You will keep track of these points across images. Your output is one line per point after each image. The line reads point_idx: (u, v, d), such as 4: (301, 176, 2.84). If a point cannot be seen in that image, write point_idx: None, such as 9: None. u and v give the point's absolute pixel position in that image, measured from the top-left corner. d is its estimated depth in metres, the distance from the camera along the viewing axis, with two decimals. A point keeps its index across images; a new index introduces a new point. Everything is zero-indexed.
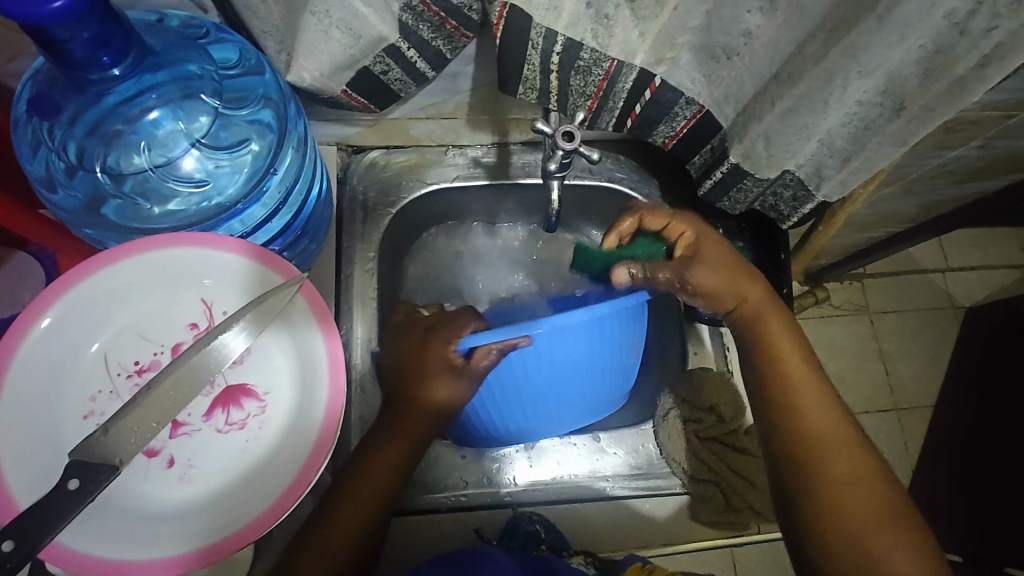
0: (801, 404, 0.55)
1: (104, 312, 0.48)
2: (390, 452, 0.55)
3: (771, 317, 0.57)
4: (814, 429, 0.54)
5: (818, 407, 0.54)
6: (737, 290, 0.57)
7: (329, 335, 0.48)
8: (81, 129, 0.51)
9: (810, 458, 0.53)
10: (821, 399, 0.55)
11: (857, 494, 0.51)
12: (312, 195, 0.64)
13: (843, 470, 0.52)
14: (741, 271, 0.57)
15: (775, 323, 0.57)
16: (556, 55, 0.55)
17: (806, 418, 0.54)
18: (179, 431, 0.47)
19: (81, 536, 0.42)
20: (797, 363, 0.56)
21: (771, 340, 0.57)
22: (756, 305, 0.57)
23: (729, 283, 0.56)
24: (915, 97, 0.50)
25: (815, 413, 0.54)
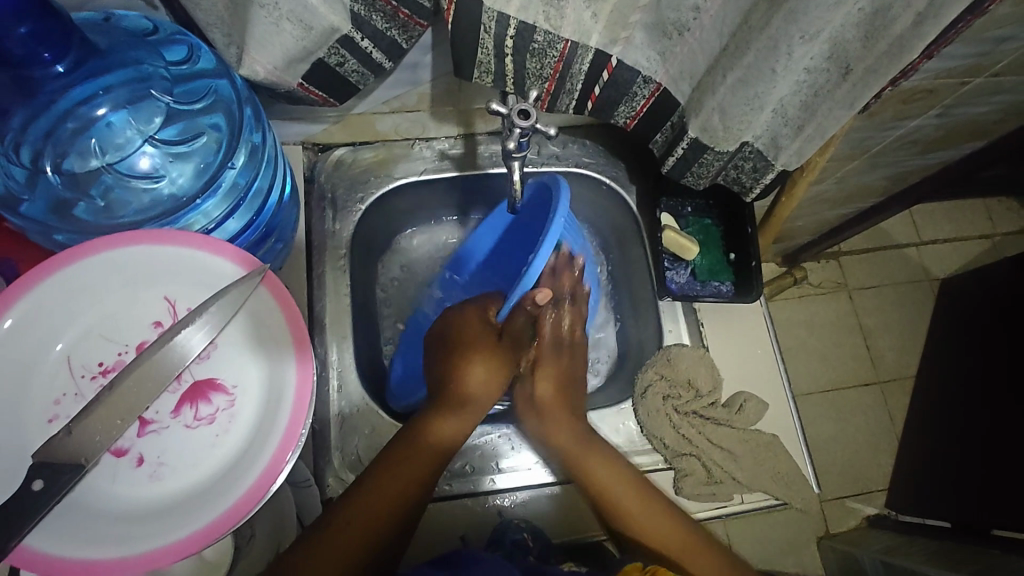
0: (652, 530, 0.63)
1: (64, 314, 0.47)
2: (409, 452, 0.62)
3: (590, 453, 0.67)
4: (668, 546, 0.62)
5: (646, 514, 0.64)
6: (547, 418, 0.70)
7: (294, 323, 0.49)
8: (32, 134, 0.51)
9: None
10: (643, 502, 0.64)
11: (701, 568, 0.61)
12: (270, 200, 0.63)
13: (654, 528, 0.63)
14: (561, 402, 0.71)
15: (600, 465, 0.66)
16: (510, 38, 0.56)
17: (626, 505, 0.64)
18: (148, 428, 0.47)
19: (48, 537, 0.41)
20: (614, 479, 0.66)
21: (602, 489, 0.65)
22: (565, 437, 0.68)
23: (547, 415, 0.70)
24: (859, 59, 0.51)
25: (653, 531, 0.63)
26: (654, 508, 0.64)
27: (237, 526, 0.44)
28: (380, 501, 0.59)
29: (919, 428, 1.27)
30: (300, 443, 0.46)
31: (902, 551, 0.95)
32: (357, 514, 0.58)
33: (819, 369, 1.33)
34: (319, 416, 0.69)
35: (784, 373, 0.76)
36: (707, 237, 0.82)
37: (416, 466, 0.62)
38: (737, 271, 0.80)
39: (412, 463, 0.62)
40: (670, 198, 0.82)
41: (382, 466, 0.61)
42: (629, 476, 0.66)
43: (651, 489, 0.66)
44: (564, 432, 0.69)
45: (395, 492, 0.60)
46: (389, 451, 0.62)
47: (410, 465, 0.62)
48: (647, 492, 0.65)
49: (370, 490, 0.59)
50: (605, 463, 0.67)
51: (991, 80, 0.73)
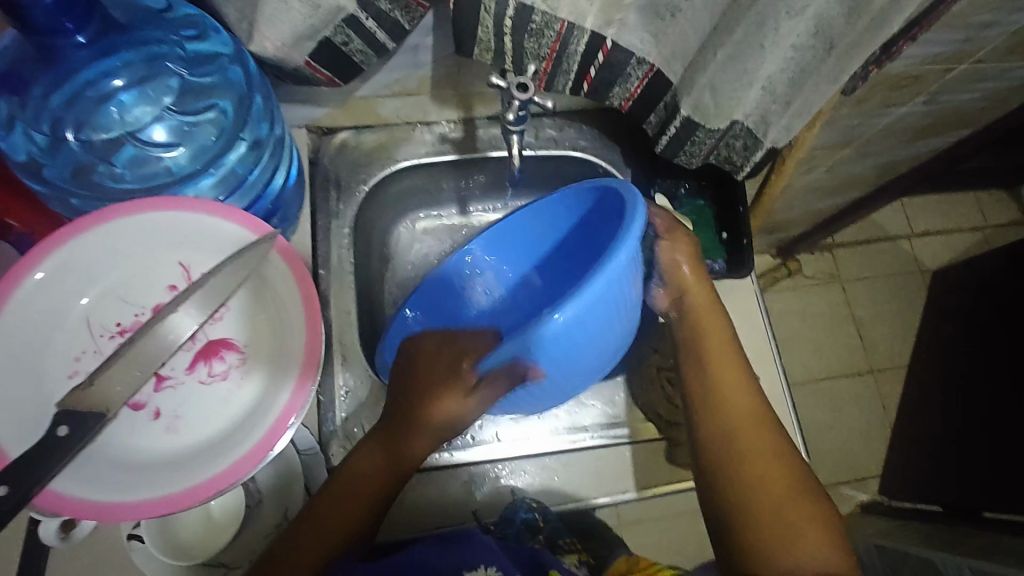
0: (731, 401, 0.62)
1: (84, 275, 0.49)
2: (372, 466, 0.60)
3: (711, 317, 0.65)
4: (740, 421, 0.61)
5: (740, 391, 0.62)
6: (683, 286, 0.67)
7: (305, 291, 0.51)
8: (53, 103, 0.55)
9: (733, 439, 0.60)
10: (745, 384, 0.63)
11: (766, 462, 0.59)
12: (274, 183, 0.66)
13: (739, 405, 0.61)
14: (695, 270, 0.67)
15: (714, 326, 0.65)
16: (509, 18, 0.58)
17: (725, 379, 0.63)
18: (164, 384, 0.49)
19: (73, 481, 0.43)
20: (722, 349, 0.64)
21: (708, 338, 0.65)
22: (698, 302, 0.66)
23: (682, 289, 0.67)
24: (842, 34, 0.54)
25: (736, 405, 0.61)
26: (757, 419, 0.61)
27: (251, 474, 0.46)
28: (346, 504, 0.59)
29: (910, 413, 1.30)
30: (310, 397, 0.49)
31: (896, 535, 0.98)
32: (328, 513, 0.58)
33: (813, 358, 1.36)
34: (325, 388, 0.71)
35: (778, 357, 0.78)
36: (701, 218, 0.84)
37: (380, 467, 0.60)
38: (728, 249, 0.82)
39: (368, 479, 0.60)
40: (664, 180, 0.85)
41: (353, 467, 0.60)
42: (732, 348, 0.65)
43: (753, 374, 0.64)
44: (703, 313, 0.66)
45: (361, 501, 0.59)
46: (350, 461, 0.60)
47: (364, 482, 0.60)
48: (749, 375, 0.63)
49: (334, 495, 0.59)
50: (719, 328, 0.65)
51: (974, 66, 0.76)
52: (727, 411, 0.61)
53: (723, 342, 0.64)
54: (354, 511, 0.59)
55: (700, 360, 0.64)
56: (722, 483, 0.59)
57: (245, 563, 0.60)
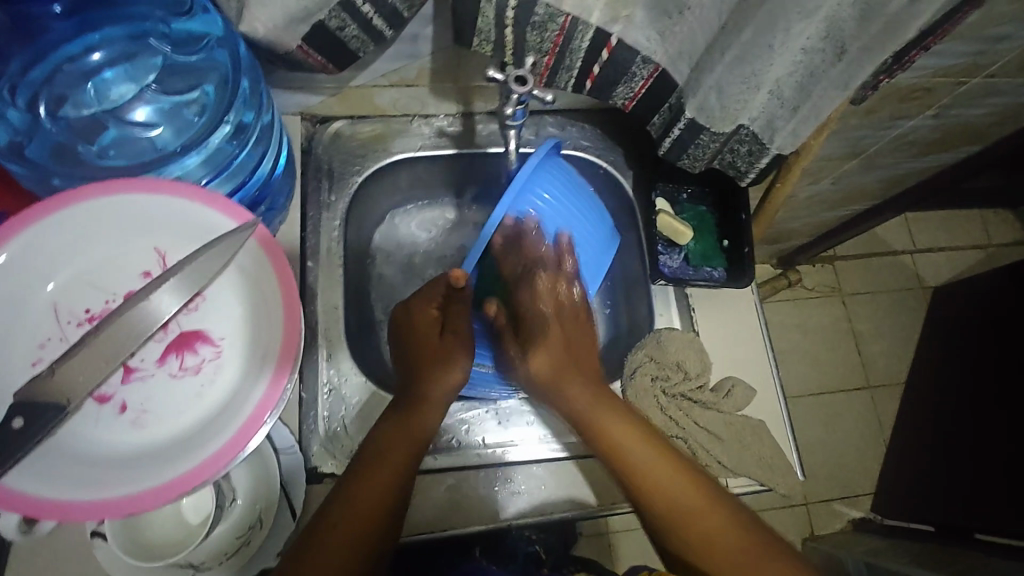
0: (668, 493, 0.59)
1: (52, 257, 0.47)
2: (374, 474, 0.57)
3: (606, 413, 0.63)
4: (676, 510, 0.58)
5: (670, 478, 0.59)
6: (564, 386, 0.64)
7: (285, 282, 0.49)
8: (31, 77, 0.54)
9: (680, 533, 0.58)
10: (672, 471, 0.60)
11: (721, 539, 0.57)
12: (262, 169, 0.63)
13: (676, 492, 0.59)
14: (567, 365, 0.64)
15: (632, 443, 0.61)
16: (511, 9, 0.56)
17: (647, 472, 0.60)
18: (132, 376, 0.47)
19: (30, 476, 0.41)
20: (635, 437, 0.62)
21: (614, 440, 0.62)
22: (580, 401, 0.64)
23: (563, 383, 0.64)
24: (855, 39, 0.52)
25: (668, 489, 0.59)
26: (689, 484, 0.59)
27: (220, 474, 0.44)
28: (350, 511, 0.55)
29: (904, 432, 1.28)
30: (285, 399, 0.46)
31: (884, 557, 0.96)
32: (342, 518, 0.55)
33: (810, 372, 1.34)
34: (307, 384, 0.69)
35: (776, 369, 0.76)
36: (702, 224, 0.82)
37: (390, 462, 0.58)
38: (730, 257, 0.80)
39: (377, 476, 0.57)
40: (666, 184, 0.82)
41: (352, 475, 0.58)
42: (647, 437, 0.62)
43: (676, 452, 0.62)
44: (597, 411, 0.63)
45: (374, 503, 0.56)
46: (348, 477, 0.58)
47: (371, 488, 0.56)
48: (674, 457, 0.61)
49: (344, 505, 0.56)
50: (623, 418, 0.63)
51: (988, 80, 0.73)
52: (689, 533, 0.58)
53: (651, 456, 0.60)
54: (369, 516, 0.55)
55: (642, 496, 0.60)
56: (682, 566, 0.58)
57: (217, 566, 0.57)
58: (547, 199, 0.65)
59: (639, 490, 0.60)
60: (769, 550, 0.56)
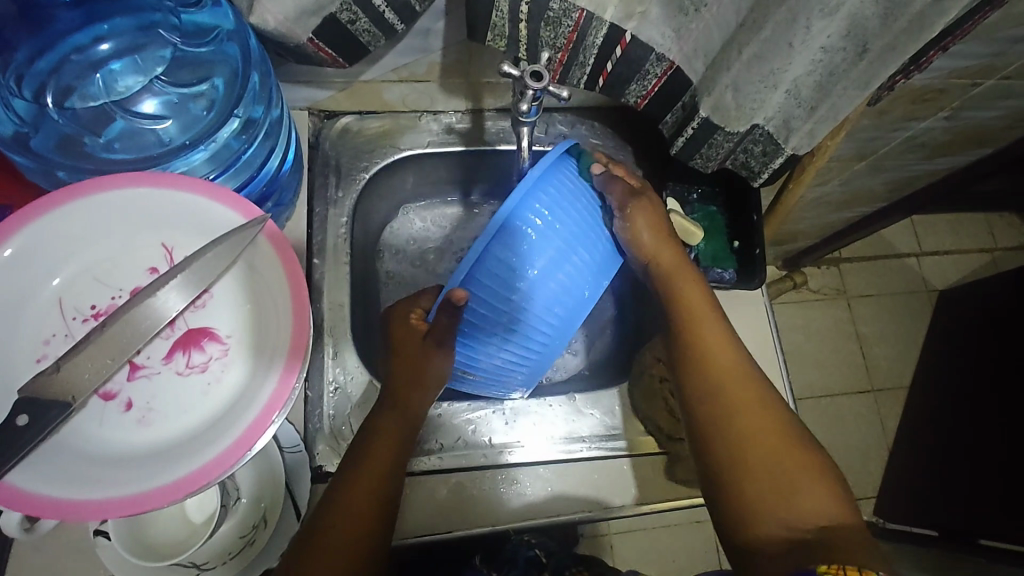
0: (717, 360, 0.59)
1: (58, 251, 0.46)
2: (368, 472, 0.56)
3: (683, 270, 0.64)
4: (723, 371, 0.59)
5: (724, 348, 0.60)
6: (653, 241, 0.63)
7: (295, 279, 0.47)
8: (37, 68, 0.53)
9: (721, 396, 0.58)
10: (728, 343, 0.60)
11: (758, 418, 0.56)
12: (270, 164, 0.62)
13: (723, 356, 0.60)
14: (660, 229, 0.63)
15: (703, 317, 0.62)
16: (525, 4, 0.55)
17: (706, 332, 0.61)
18: (138, 373, 0.46)
19: (32, 476, 0.40)
20: (703, 303, 0.62)
21: (683, 298, 0.62)
22: (664, 259, 0.63)
23: (654, 249, 0.63)
24: (876, 37, 0.51)
25: (721, 349, 0.60)
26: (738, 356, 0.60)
27: (228, 474, 0.43)
28: (346, 511, 0.54)
29: (909, 436, 1.27)
30: (293, 399, 0.45)
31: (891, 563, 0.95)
32: (341, 517, 0.54)
33: (815, 374, 1.33)
34: (313, 383, 0.68)
35: (785, 374, 0.76)
36: (712, 225, 0.80)
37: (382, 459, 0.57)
38: (741, 258, 0.77)
39: (369, 476, 0.56)
40: (677, 184, 0.80)
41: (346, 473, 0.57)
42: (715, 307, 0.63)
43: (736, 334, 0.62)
44: (676, 270, 0.63)
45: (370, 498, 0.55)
46: (341, 476, 0.56)
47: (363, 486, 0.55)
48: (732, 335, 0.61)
49: (341, 505, 0.55)
50: (698, 288, 0.63)
51: (1003, 83, 0.72)
52: (728, 397, 0.57)
53: (711, 318, 0.62)
54: (366, 513, 0.55)
55: (699, 364, 0.59)
56: (710, 436, 0.57)
57: (220, 566, 0.56)
58: (551, 212, 0.55)
59: (699, 358, 0.60)
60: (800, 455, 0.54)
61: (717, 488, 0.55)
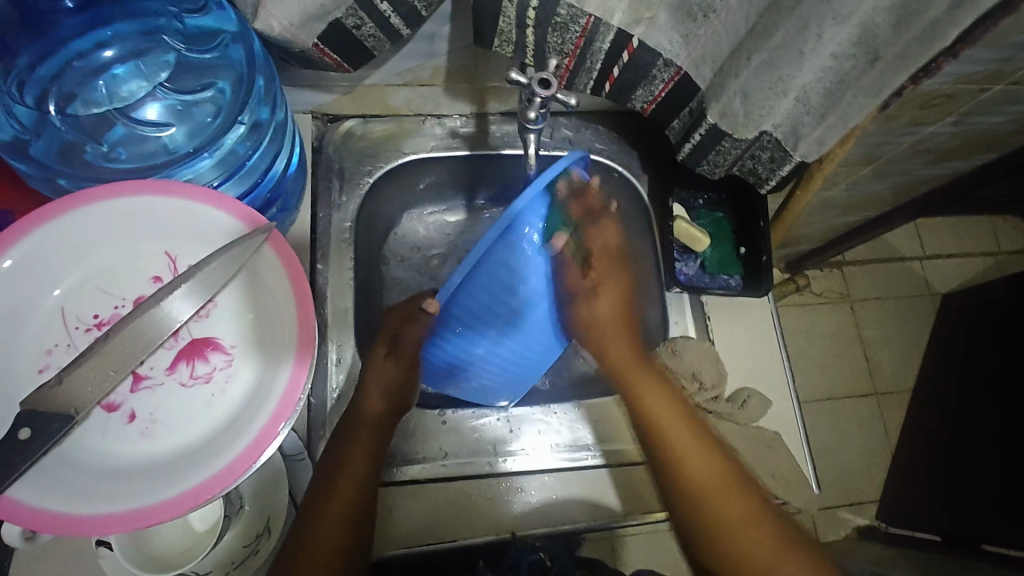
0: (693, 470, 0.62)
1: (61, 261, 0.45)
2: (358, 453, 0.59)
3: (643, 378, 0.65)
4: (700, 483, 0.61)
5: (698, 457, 0.62)
6: (609, 338, 0.65)
7: (299, 287, 0.47)
8: (39, 74, 0.53)
9: (704, 506, 0.61)
10: (700, 452, 0.62)
11: (746, 529, 0.60)
12: (275, 169, 0.62)
13: (699, 467, 0.62)
14: (619, 321, 0.65)
15: (671, 423, 0.63)
16: (532, 9, 0.54)
17: (677, 445, 0.62)
18: (141, 384, 0.45)
19: (35, 490, 0.40)
20: (667, 410, 0.64)
21: (648, 409, 0.64)
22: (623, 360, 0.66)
23: (609, 332, 0.65)
24: (888, 45, 0.50)
25: (695, 458, 0.62)
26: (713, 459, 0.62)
27: (234, 486, 0.43)
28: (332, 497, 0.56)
29: (912, 441, 1.27)
30: (298, 409, 0.45)
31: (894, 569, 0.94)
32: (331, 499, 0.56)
33: (818, 378, 1.33)
34: (316, 389, 0.68)
35: (791, 377, 0.75)
36: (718, 232, 0.80)
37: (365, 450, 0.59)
38: (746, 265, 0.78)
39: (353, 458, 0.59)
40: (683, 190, 0.81)
41: (328, 463, 0.58)
42: (678, 406, 0.64)
43: (703, 434, 0.64)
44: (637, 376, 0.65)
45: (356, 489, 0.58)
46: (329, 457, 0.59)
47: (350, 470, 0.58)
48: (701, 439, 0.63)
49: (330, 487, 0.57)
50: (658, 391, 0.65)
51: (1012, 88, 0.72)
52: (711, 508, 0.60)
53: (680, 429, 0.63)
54: (351, 500, 0.57)
55: (682, 484, 0.62)
56: (703, 550, 0.61)
57: None
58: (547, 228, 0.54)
59: (676, 478, 0.62)
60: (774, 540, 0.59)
61: None
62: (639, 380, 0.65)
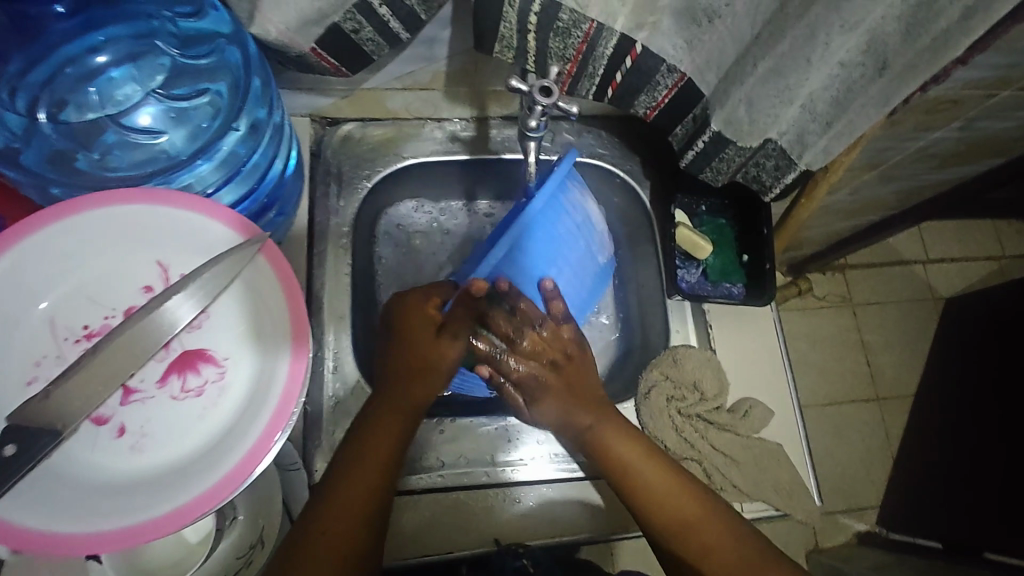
0: (664, 510, 0.59)
1: (50, 272, 0.44)
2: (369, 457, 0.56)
3: (608, 427, 0.64)
4: (676, 520, 0.58)
5: (670, 494, 0.59)
6: (571, 415, 0.65)
7: (293, 300, 0.46)
8: (30, 79, 0.51)
9: (681, 546, 0.57)
10: (671, 485, 0.60)
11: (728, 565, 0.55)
12: (272, 173, 0.61)
13: (673, 505, 0.59)
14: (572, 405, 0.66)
15: (640, 463, 0.62)
16: (534, 14, 0.53)
17: (647, 486, 0.60)
18: (132, 397, 0.44)
19: (22, 507, 0.39)
20: (636, 453, 0.62)
21: (616, 457, 0.62)
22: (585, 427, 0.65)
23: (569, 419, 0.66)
24: (898, 54, 0.49)
25: (661, 497, 0.59)
26: (683, 493, 0.60)
27: (226, 501, 0.42)
28: (341, 510, 0.52)
29: (914, 446, 1.25)
30: (291, 422, 0.44)
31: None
32: (338, 508, 0.52)
33: (819, 383, 1.30)
34: (312, 398, 0.67)
35: (792, 384, 0.74)
36: (721, 238, 0.79)
37: (372, 459, 0.56)
38: (750, 272, 0.77)
39: (366, 464, 0.55)
40: (686, 197, 0.79)
41: (341, 467, 0.55)
42: (641, 447, 0.63)
43: (674, 469, 0.61)
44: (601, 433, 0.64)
45: (366, 500, 0.54)
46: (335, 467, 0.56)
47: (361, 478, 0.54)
48: (672, 475, 0.61)
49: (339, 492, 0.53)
50: (624, 438, 0.63)
51: (1020, 95, 0.71)
52: (690, 544, 0.57)
53: (648, 469, 0.61)
54: (360, 510, 0.53)
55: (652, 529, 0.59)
56: None
57: None
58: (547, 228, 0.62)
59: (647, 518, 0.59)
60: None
61: None
62: (604, 430, 0.64)
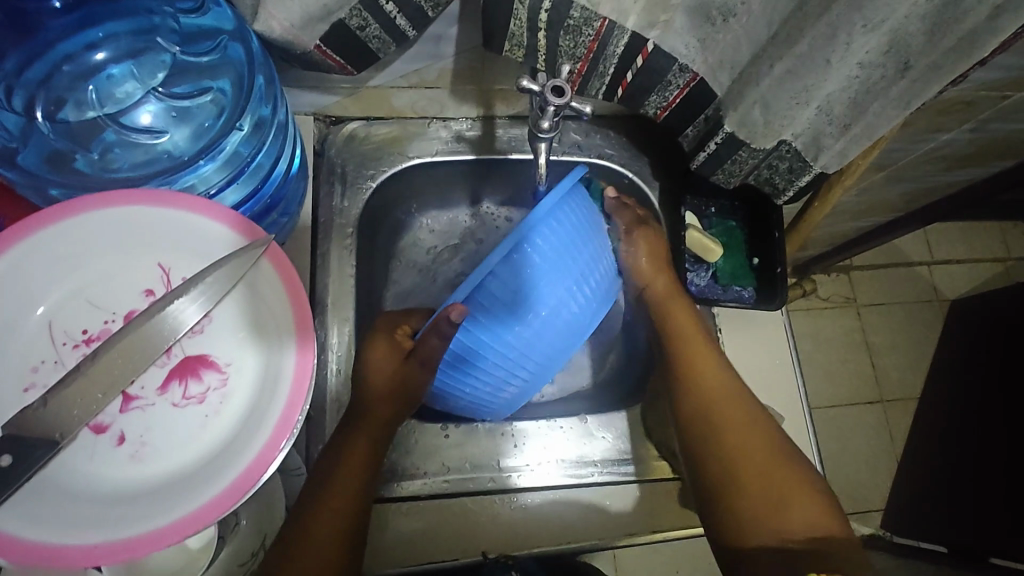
0: (706, 383, 0.62)
1: (48, 275, 0.43)
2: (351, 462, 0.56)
3: (676, 302, 0.67)
4: (713, 393, 0.62)
5: (714, 374, 0.63)
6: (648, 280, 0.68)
7: (297, 304, 0.45)
8: (27, 78, 0.50)
9: (712, 421, 0.60)
10: (719, 370, 0.63)
11: (753, 449, 0.58)
12: (276, 173, 0.60)
13: (714, 381, 0.62)
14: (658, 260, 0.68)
15: (700, 351, 0.64)
16: (544, 11, 0.52)
17: (694, 361, 0.64)
18: (131, 404, 0.43)
19: (18, 520, 0.38)
20: (694, 335, 0.65)
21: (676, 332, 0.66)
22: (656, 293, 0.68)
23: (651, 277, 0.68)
24: (920, 55, 0.48)
25: (708, 371, 0.63)
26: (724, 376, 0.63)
27: (229, 513, 0.40)
28: (333, 504, 0.54)
29: (920, 449, 1.23)
30: (296, 431, 0.43)
31: None
32: (322, 516, 0.53)
33: (822, 385, 1.28)
34: (315, 402, 0.66)
35: (802, 388, 0.74)
36: (731, 240, 0.78)
37: (362, 454, 0.57)
38: (760, 276, 0.76)
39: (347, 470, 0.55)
40: (695, 198, 0.78)
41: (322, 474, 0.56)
42: (701, 333, 0.66)
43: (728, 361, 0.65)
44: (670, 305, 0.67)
45: (355, 494, 0.55)
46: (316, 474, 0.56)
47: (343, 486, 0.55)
48: (725, 364, 0.64)
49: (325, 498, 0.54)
50: (687, 318, 0.67)
51: None
52: (721, 423, 0.60)
53: (700, 348, 0.64)
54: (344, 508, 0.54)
55: (689, 398, 0.62)
56: (709, 459, 0.59)
57: None
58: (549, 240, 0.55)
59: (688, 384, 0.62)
60: (784, 466, 0.57)
61: (714, 513, 0.58)
62: (674, 309, 0.67)
